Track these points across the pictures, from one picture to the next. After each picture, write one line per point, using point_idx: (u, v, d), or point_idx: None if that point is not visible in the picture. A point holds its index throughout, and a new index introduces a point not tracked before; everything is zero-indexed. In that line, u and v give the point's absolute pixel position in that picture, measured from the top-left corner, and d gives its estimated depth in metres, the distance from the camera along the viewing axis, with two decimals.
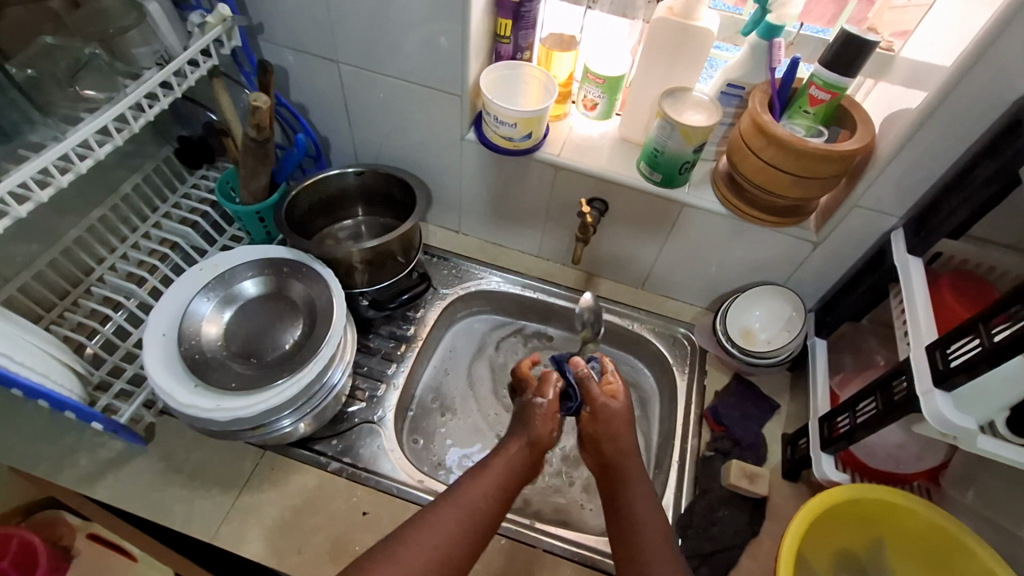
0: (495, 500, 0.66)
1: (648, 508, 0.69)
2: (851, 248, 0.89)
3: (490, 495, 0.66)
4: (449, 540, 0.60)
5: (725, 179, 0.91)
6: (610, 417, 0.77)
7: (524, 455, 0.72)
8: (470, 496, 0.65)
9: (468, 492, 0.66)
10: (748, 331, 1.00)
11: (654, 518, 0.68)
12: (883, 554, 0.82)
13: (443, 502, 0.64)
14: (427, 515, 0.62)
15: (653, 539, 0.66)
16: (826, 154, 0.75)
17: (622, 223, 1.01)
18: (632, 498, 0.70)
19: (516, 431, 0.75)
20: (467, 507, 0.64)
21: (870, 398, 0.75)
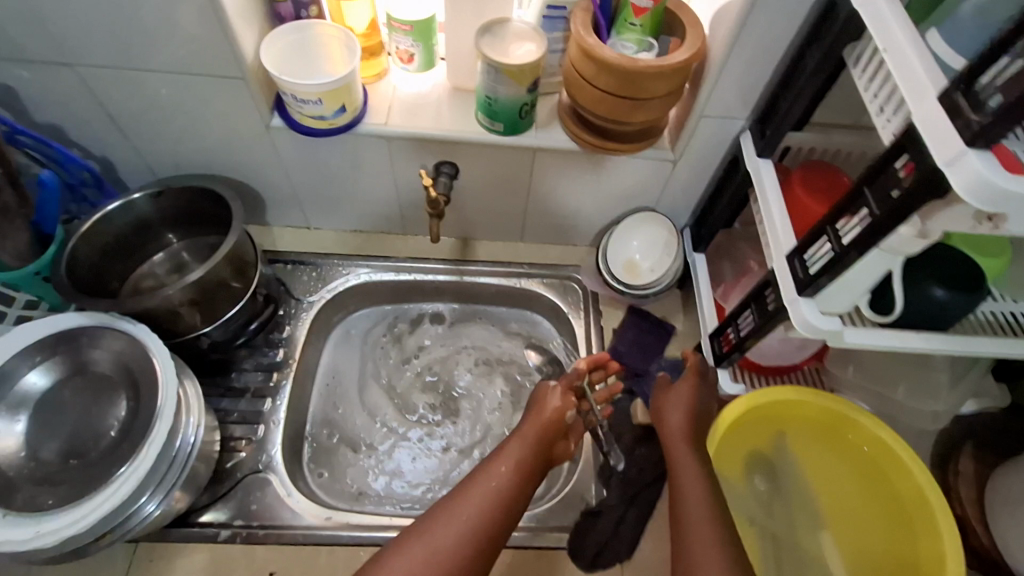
0: (518, 475, 0.66)
1: (691, 486, 0.66)
2: (708, 158, 0.85)
3: (507, 471, 0.65)
4: (478, 521, 0.60)
5: (569, 113, 0.83)
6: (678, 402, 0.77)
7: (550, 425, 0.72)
8: (490, 475, 0.65)
9: (489, 471, 0.65)
10: (632, 263, 0.97)
11: (704, 509, 0.63)
12: (786, 448, 0.85)
13: (465, 489, 0.63)
14: (439, 505, 0.62)
15: (698, 526, 0.61)
16: (658, 71, 0.69)
17: (480, 180, 0.92)
18: (681, 481, 0.67)
19: (535, 414, 0.74)
20: (488, 488, 0.63)
21: (747, 312, 0.75)
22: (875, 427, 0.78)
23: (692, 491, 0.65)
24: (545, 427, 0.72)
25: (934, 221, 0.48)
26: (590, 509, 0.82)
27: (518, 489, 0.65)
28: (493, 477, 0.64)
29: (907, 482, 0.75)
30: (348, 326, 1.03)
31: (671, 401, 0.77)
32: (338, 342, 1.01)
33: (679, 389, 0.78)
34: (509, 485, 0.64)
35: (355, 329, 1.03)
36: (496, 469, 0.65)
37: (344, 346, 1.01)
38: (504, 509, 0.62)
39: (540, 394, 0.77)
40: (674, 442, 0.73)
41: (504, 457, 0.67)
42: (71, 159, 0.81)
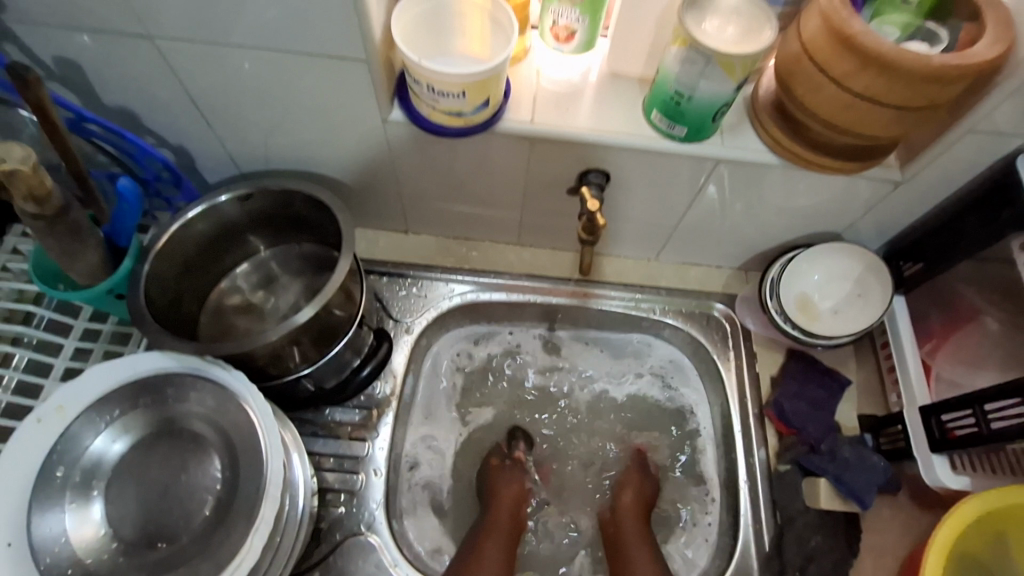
0: (505, 557, 0.70)
1: (642, 567, 0.69)
2: (951, 181, 0.64)
3: (500, 555, 0.69)
4: None
5: (776, 114, 0.63)
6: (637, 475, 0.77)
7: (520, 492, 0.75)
8: (486, 563, 0.68)
9: (484, 559, 0.68)
10: (807, 301, 0.77)
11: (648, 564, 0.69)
12: (1010, 557, 0.68)
13: None
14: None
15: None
16: (955, 73, 0.49)
17: (631, 192, 0.73)
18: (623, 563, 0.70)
19: (493, 488, 0.75)
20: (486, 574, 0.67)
21: (1013, 402, 0.57)
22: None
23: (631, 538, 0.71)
24: (512, 503, 0.74)
25: None
26: None
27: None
28: (488, 566, 0.68)
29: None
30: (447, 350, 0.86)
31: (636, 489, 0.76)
32: (434, 370, 0.84)
33: (630, 470, 0.78)
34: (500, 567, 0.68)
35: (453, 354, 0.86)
36: (488, 557, 0.69)
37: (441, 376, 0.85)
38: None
39: (491, 473, 0.76)
40: (629, 522, 0.73)
41: (491, 540, 0.70)
42: (146, 152, 0.67)
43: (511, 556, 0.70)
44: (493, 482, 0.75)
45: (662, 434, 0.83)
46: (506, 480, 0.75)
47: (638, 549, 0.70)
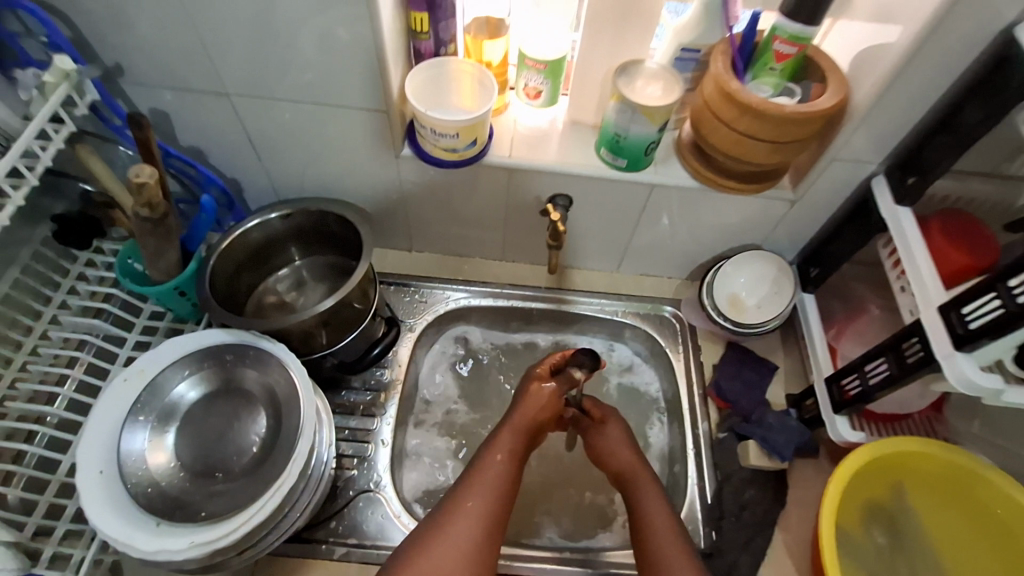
0: (513, 464, 0.71)
1: (657, 514, 0.70)
2: (831, 200, 0.84)
3: (506, 458, 0.72)
4: (483, 510, 0.66)
5: (695, 150, 0.84)
6: (605, 428, 0.79)
7: (546, 406, 0.77)
8: (493, 462, 0.71)
9: (492, 458, 0.71)
10: (736, 299, 0.95)
11: (662, 517, 0.70)
12: (906, 501, 0.82)
13: (465, 481, 0.69)
14: (450, 501, 0.67)
15: (664, 533, 0.68)
16: (804, 117, 0.69)
17: (590, 212, 0.92)
18: (639, 515, 0.71)
19: (524, 398, 0.77)
20: (490, 472, 0.70)
21: (881, 361, 0.73)
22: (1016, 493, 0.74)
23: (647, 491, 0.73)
24: (531, 418, 0.76)
25: None
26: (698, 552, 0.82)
27: (510, 487, 0.70)
28: (490, 471, 0.70)
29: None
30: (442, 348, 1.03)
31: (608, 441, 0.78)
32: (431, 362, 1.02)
33: (610, 427, 0.79)
34: (506, 470, 0.70)
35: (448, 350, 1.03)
36: (491, 464, 0.71)
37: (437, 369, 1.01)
38: (505, 502, 0.69)
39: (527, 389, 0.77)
40: (638, 474, 0.75)
41: (499, 449, 0.72)
42: (211, 180, 0.87)
43: (516, 472, 0.71)
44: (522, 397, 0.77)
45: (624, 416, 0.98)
46: (535, 397, 0.77)
47: (651, 496, 0.72)
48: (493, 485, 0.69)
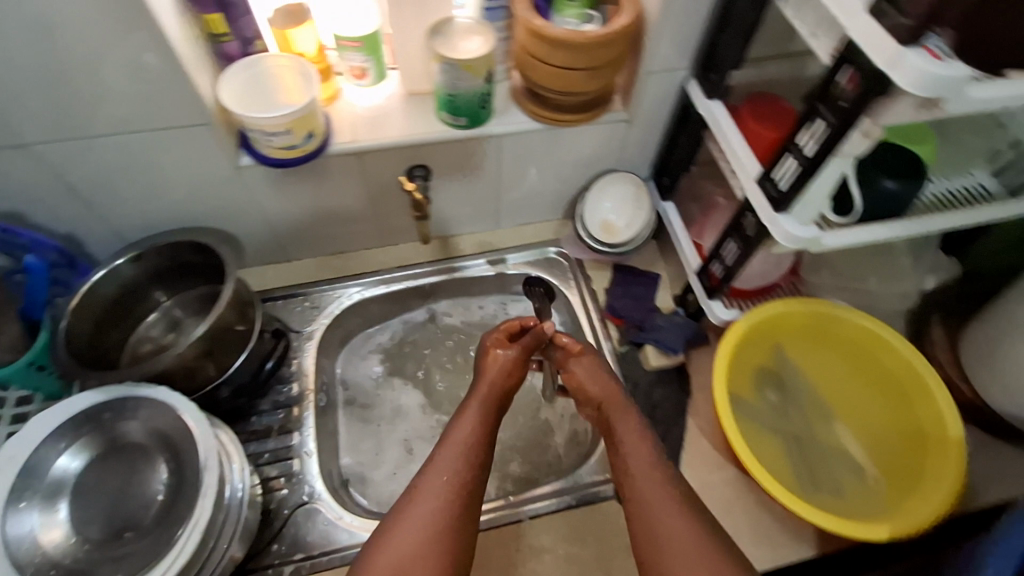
0: (477, 439, 0.70)
1: (637, 453, 0.69)
2: (659, 111, 0.91)
3: (471, 432, 0.70)
4: (447, 492, 0.64)
5: (526, 94, 0.87)
6: (585, 364, 0.78)
7: (503, 374, 0.76)
8: (455, 439, 0.69)
9: (453, 436, 0.70)
10: (608, 224, 1.01)
11: (647, 465, 0.67)
12: (786, 356, 0.92)
13: (432, 462, 0.68)
14: (417, 480, 0.66)
15: (647, 483, 0.66)
16: (606, 38, 0.74)
17: (452, 178, 0.95)
18: (624, 443, 0.70)
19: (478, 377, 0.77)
20: (455, 446, 0.68)
21: (728, 242, 0.82)
22: (875, 326, 0.85)
23: (633, 443, 0.70)
24: (496, 388, 0.75)
25: (883, 120, 0.54)
26: None
27: (486, 455, 0.69)
28: (455, 442, 0.69)
29: (907, 368, 0.84)
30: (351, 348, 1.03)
31: (585, 379, 0.77)
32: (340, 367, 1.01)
33: (585, 360, 0.79)
34: (472, 443, 0.69)
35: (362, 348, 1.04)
36: (460, 435, 0.70)
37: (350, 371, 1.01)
38: (470, 478, 0.67)
39: (483, 360, 0.78)
40: (614, 408, 0.74)
41: (466, 420, 0.71)
42: (39, 242, 0.80)
43: (487, 437, 0.71)
44: (483, 372, 0.76)
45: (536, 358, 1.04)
46: (497, 368, 0.76)
47: (631, 426, 0.72)
48: (459, 455, 0.67)
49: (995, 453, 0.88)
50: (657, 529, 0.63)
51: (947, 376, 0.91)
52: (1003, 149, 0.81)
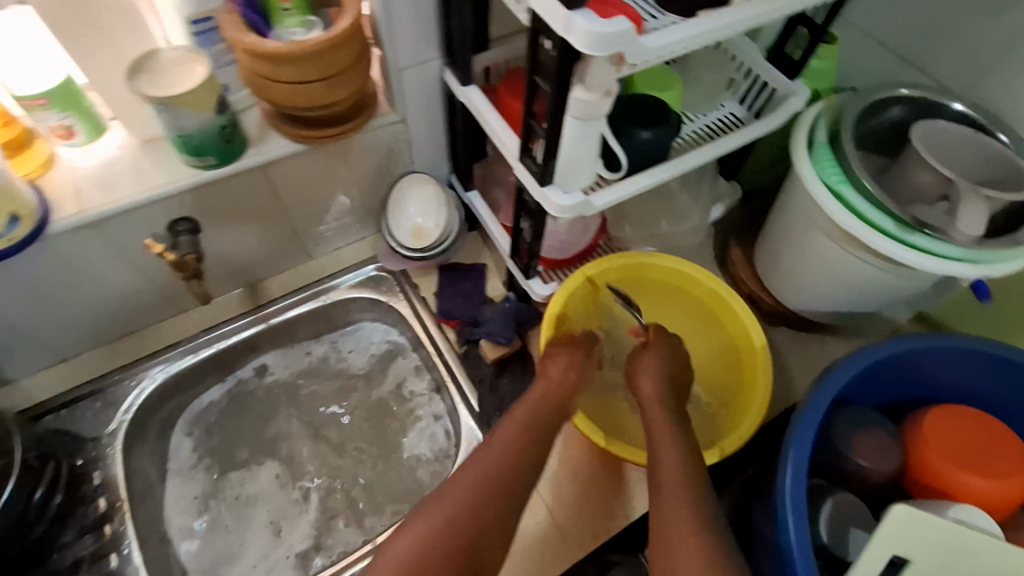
0: (511, 455, 0.69)
1: (671, 469, 0.67)
2: (428, 104, 0.88)
3: (505, 451, 0.69)
4: (463, 503, 0.65)
5: (278, 118, 0.80)
6: (642, 359, 0.81)
7: (566, 372, 0.78)
8: (482, 461, 0.68)
9: (484, 456, 0.69)
10: (419, 228, 0.96)
11: (682, 495, 0.65)
12: (614, 316, 0.94)
13: (462, 473, 0.67)
14: (441, 489, 0.66)
15: (672, 514, 0.64)
16: (331, 46, 0.68)
17: (229, 224, 0.87)
18: (659, 451, 0.70)
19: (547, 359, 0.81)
20: (487, 467, 0.68)
21: (523, 221, 0.82)
22: (682, 266, 0.91)
23: (668, 478, 0.67)
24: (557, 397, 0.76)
25: (592, 78, 0.57)
26: None
27: (522, 458, 0.69)
28: (487, 460, 0.68)
29: (716, 299, 0.90)
30: (179, 433, 0.95)
31: (644, 389, 0.77)
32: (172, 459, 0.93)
33: (650, 351, 0.82)
34: (509, 462, 0.69)
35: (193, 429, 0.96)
36: (505, 452, 0.70)
37: (184, 459, 0.94)
38: (490, 512, 0.65)
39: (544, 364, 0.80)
40: (654, 416, 0.74)
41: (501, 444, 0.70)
42: None
43: (524, 458, 0.70)
44: (542, 381, 0.78)
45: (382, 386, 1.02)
46: (553, 386, 0.77)
47: (669, 452, 0.69)
48: (496, 457, 0.69)
49: (804, 348, 0.98)
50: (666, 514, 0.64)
51: (750, 291, 0.99)
52: (737, 77, 0.88)
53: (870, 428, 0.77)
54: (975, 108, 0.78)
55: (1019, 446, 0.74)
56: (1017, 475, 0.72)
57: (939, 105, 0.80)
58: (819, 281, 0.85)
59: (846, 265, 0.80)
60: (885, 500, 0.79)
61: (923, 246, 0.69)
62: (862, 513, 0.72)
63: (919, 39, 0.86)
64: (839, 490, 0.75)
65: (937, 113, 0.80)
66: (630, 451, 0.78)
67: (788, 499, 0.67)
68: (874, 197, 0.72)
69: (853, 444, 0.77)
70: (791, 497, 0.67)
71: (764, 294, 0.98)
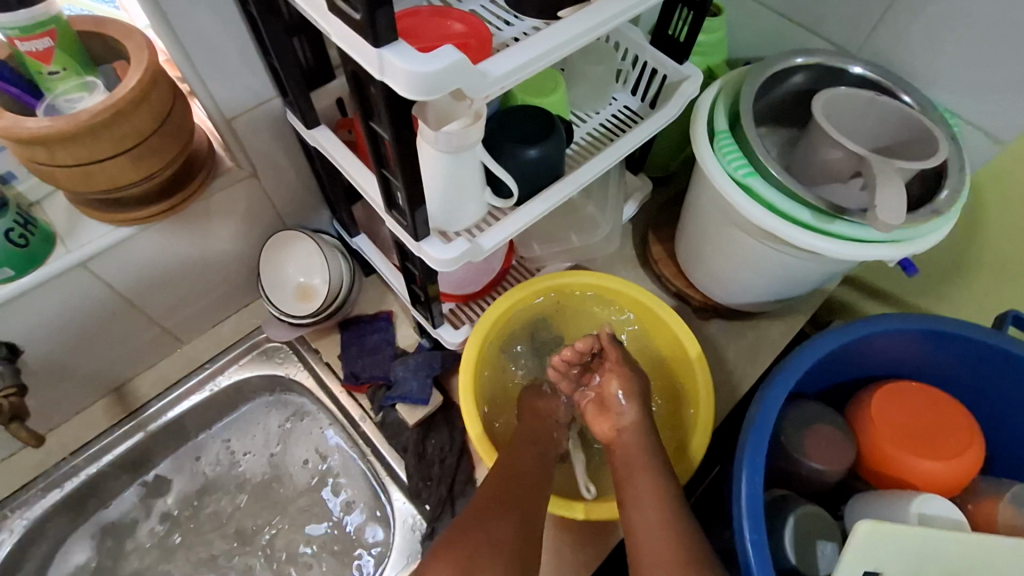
0: (512, 492, 0.66)
1: (649, 517, 0.64)
2: (280, 150, 0.75)
3: (497, 489, 0.66)
4: (471, 545, 0.61)
5: (86, 203, 0.65)
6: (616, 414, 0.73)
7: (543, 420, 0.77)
8: (477, 508, 0.65)
9: (479, 501, 0.66)
10: (304, 288, 0.83)
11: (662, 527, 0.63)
12: (544, 334, 0.87)
13: (464, 522, 0.64)
14: (448, 533, 0.64)
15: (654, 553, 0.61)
16: (115, 111, 0.54)
17: (60, 333, 0.71)
18: (632, 495, 0.66)
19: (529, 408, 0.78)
20: (480, 512, 0.65)
21: (412, 268, 0.72)
22: (602, 280, 0.82)
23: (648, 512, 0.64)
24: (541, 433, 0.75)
25: (428, 108, 0.51)
26: (425, 534, 0.77)
27: (532, 486, 0.67)
28: (482, 505, 0.65)
29: (643, 310, 0.82)
30: None
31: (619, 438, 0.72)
32: None
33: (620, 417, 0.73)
34: (502, 498, 0.65)
35: (84, 569, 0.83)
36: (492, 489, 0.66)
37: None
38: (495, 544, 0.62)
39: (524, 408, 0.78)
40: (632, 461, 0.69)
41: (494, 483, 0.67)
42: None
43: (523, 488, 0.67)
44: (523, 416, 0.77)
45: (301, 467, 0.90)
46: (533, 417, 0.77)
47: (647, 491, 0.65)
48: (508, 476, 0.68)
49: (742, 337, 0.93)
50: (654, 558, 0.61)
51: (679, 289, 0.92)
52: (624, 67, 0.79)
53: (821, 424, 0.73)
54: (875, 68, 0.73)
55: (966, 417, 0.71)
56: (970, 449, 0.69)
57: (838, 68, 0.74)
58: (744, 272, 0.80)
59: (767, 257, 0.74)
60: (845, 493, 0.75)
61: (843, 233, 0.64)
62: (825, 522, 0.67)
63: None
64: (801, 499, 0.70)
65: (838, 78, 0.74)
66: (601, 512, 0.68)
67: (745, 511, 0.60)
68: (783, 184, 0.65)
69: (804, 446, 0.72)
70: (753, 541, 0.59)
71: (693, 289, 0.92)
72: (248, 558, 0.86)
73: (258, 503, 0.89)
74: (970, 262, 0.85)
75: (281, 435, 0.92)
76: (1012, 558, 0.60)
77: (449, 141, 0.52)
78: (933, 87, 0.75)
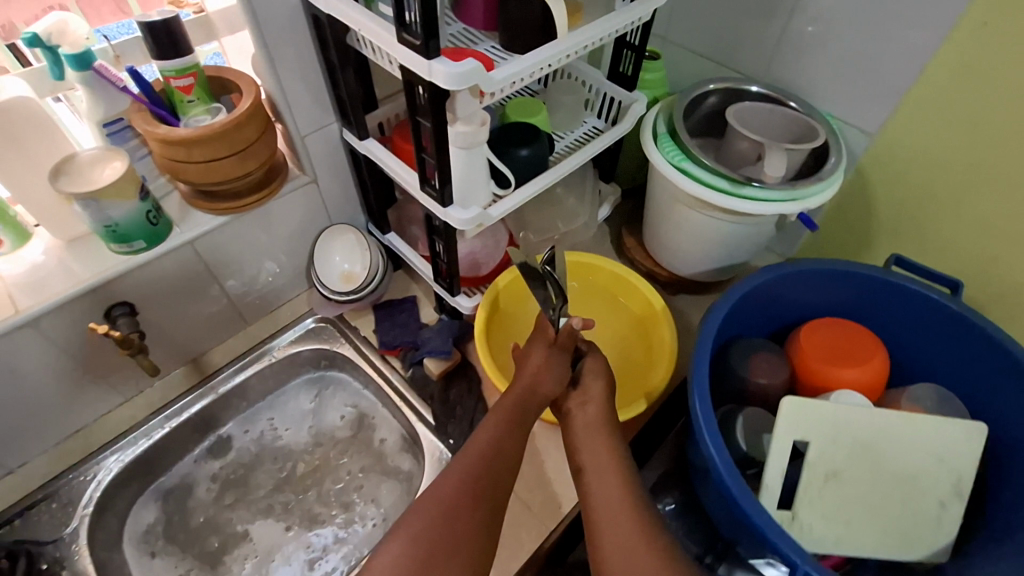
0: (494, 458, 0.70)
1: (608, 490, 0.69)
2: (334, 163, 0.99)
3: (485, 453, 0.70)
4: (451, 499, 0.65)
5: (199, 197, 0.89)
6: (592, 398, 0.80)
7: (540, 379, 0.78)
8: (463, 465, 0.69)
9: (466, 459, 0.70)
10: (347, 273, 1.04)
11: (619, 501, 0.68)
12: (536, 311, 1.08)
13: (450, 477, 0.67)
14: (433, 484, 0.67)
15: (607, 519, 0.66)
16: (236, 122, 0.78)
17: (165, 301, 0.91)
18: (593, 467, 0.72)
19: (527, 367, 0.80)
20: (466, 471, 0.68)
21: (436, 244, 0.93)
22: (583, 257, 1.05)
23: (607, 488, 0.69)
24: (533, 397, 0.77)
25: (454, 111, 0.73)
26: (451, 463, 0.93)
27: (513, 457, 0.72)
28: (467, 463, 0.69)
29: (617, 280, 1.04)
30: (148, 521, 0.97)
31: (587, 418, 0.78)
32: (146, 544, 0.95)
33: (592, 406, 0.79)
34: (485, 465, 0.69)
35: (161, 514, 0.98)
36: (479, 452, 0.70)
37: (155, 542, 0.96)
38: (472, 511, 0.65)
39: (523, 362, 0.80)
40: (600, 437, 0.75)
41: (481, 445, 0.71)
42: None
43: (505, 459, 0.71)
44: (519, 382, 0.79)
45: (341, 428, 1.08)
46: (528, 388, 0.77)
47: (610, 472, 0.71)
48: (485, 451, 0.70)
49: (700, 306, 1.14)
50: (608, 517, 0.67)
51: (648, 268, 1.14)
52: (591, 97, 1.06)
53: (761, 352, 0.92)
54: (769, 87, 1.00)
55: (873, 336, 0.91)
56: (876, 357, 0.89)
57: (740, 89, 1.01)
58: (692, 242, 1.02)
59: (707, 225, 0.97)
60: None
61: (754, 194, 0.87)
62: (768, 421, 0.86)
63: (725, 42, 1.08)
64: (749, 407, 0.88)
65: (741, 96, 1.02)
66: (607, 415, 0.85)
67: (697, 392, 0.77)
68: (709, 164, 0.90)
69: (750, 369, 0.90)
70: (703, 417, 0.74)
71: (660, 268, 1.14)
72: (297, 503, 1.02)
73: (306, 458, 1.06)
74: (872, 234, 1.08)
75: (324, 404, 1.10)
76: (910, 423, 0.78)
77: (463, 139, 0.74)
78: (817, 101, 1.02)
